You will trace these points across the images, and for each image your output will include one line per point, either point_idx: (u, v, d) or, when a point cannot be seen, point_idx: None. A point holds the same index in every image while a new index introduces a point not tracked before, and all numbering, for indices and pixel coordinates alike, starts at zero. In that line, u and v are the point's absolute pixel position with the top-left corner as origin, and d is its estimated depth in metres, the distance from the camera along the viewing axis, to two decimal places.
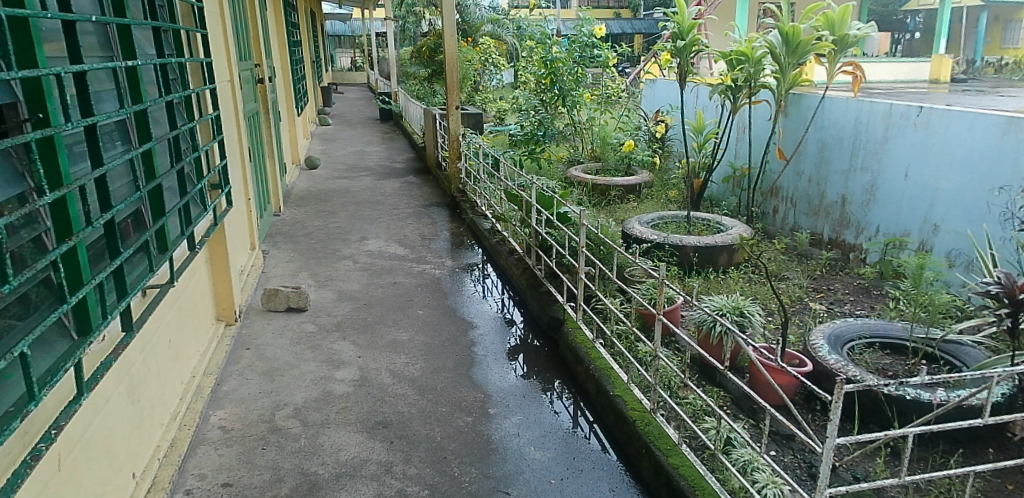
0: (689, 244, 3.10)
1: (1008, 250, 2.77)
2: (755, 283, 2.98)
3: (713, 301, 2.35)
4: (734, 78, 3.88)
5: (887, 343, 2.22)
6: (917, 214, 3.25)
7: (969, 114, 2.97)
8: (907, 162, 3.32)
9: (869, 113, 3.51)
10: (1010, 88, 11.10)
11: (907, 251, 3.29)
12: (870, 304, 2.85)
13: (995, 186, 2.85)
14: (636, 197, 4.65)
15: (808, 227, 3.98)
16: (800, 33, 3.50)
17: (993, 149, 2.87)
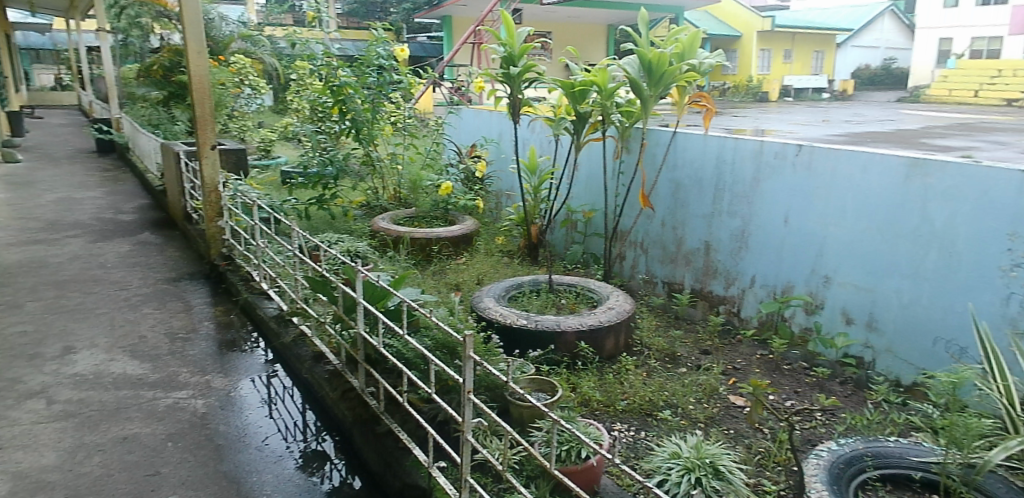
0: (570, 329, 2.44)
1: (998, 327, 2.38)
2: (659, 379, 2.41)
3: (674, 452, 1.88)
4: (579, 111, 3.39)
5: (889, 478, 2.19)
6: (803, 265, 3.01)
7: (861, 154, 2.73)
8: (785, 205, 3.04)
9: (735, 151, 3.20)
10: (734, 121, 12.43)
11: (796, 308, 3.04)
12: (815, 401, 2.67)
13: (902, 234, 2.63)
14: (465, 251, 3.82)
15: (665, 275, 3.64)
16: (663, 62, 3.12)
17: (907, 179, 2.59)
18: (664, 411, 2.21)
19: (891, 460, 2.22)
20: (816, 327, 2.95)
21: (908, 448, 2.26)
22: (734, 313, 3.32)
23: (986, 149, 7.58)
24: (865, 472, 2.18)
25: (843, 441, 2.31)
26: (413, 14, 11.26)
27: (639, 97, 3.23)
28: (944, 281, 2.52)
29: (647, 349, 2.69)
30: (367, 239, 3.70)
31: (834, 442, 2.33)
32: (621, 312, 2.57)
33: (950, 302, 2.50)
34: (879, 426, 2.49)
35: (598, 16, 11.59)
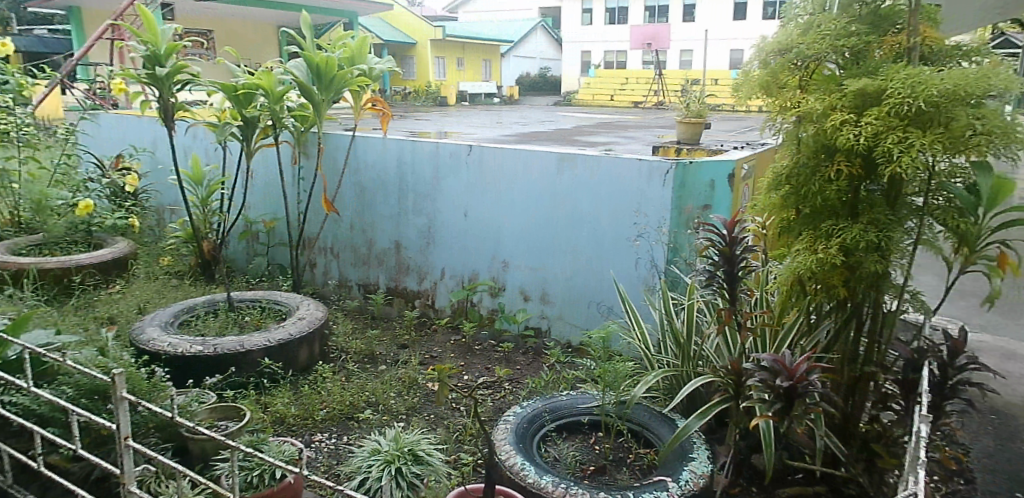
0: (257, 348, 3.09)
1: (626, 281, 3.88)
2: (325, 381, 3.16)
3: (374, 449, 2.24)
4: (245, 115, 4.12)
5: (564, 427, 2.91)
6: (488, 250, 4.42)
7: (522, 154, 4.15)
8: (462, 205, 4.48)
9: (414, 159, 4.61)
10: (413, 124, 13.06)
11: (482, 292, 4.46)
12: (489, 362, 3.98)
13: (577, 201, 4.00)
14: (115, 279, 4.39)
15: (359, 278, 5.06)
16: (328, 64, 3.99)
17: (558, 182, 4.05)
18: (365, 410, 2.91)
19: (562, 411, 2.94)
20: (501, 307, 4.38)
21: (575, 398, 3.03)
22: (429, 304, 4.74)
23: (616, 143, 9.28)
24: (544, 426, 2.84)
25: (527, 403, 2.98)
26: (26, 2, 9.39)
27: (311, 102, 4.10)
28: (577, 249, 4.05)
29: (345, 353, 3.57)
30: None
31: (521, 407, 2.96)
32: (262, 323, 3.51)
33: (598, 267, 3.98)
34: (549, 387, 3.36)
35: (263, 15, 11.10)
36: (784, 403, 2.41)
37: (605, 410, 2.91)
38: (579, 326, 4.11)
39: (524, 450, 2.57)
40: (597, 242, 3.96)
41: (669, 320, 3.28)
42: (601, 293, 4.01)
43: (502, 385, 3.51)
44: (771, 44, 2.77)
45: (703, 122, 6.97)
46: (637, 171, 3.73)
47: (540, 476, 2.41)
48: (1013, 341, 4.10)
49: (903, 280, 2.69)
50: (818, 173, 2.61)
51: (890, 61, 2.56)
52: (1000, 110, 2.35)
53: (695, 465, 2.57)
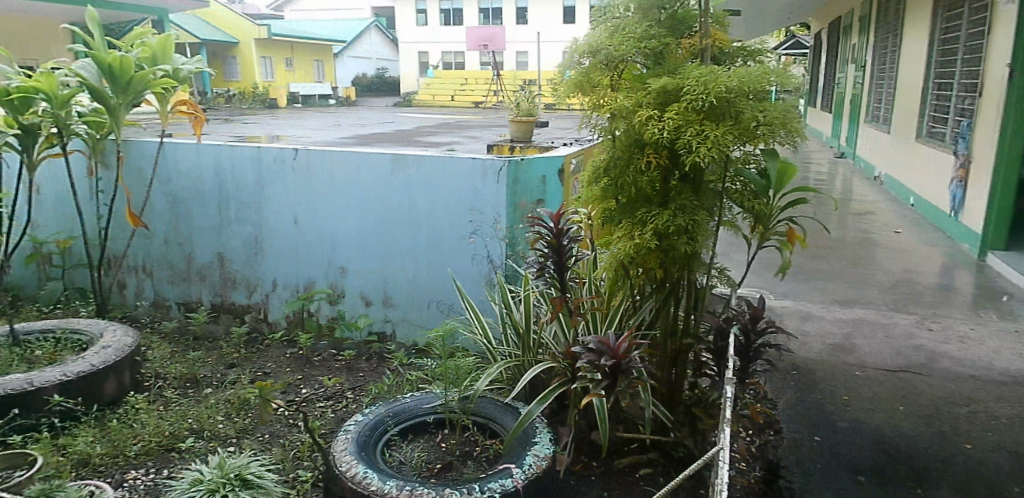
0: (48, 384, 2.86)
1: (465, 278, 3.94)
2: (140, 413, 3.06)
3: (195, 479, 2.11)
4: (22, 122, 3.67)
5: (409, 429, 2.91)
6: (324, 256, 4.27)
7: (353, 156, 4.05)
8: (292, 211, 4.29)
9: (236, 166, 4.34)
10: (245, 129, 12.37)
11: (319, 301, 4.30)
12: (328, 372, 3.86)
13: (411, 202, 3.99)
14: None
15: (178, 296, 4.73)
16: (122, 65, 3.63)
17: (392, 183, 4.01)
18: (186, 437, 2.84)
19: (404, 414, 2.93)
20: (341, 315, 4.26)
21: (419, 400, 3.03)
22: (260, 318, 4.51)
23: (458, 143, 9.38)
24: (387, 431, 2.81)
25: (369, 410, 2.93)
26: None
27: (106, 107, 3.73)
28: (415, 250, 4.04)
29: (160, 381, 3.50)
30: None
31: (364, 414, 2.91)
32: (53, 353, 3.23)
33: (437, 266, 4.01)
34: (393, 393, 3.34)
35: (57, 11, 9.95)
36: (610, 380, 2.59)
37: (448, 407, 2.94)
38: (422, 327, 4.13)
39: (367, 459, 2.52)
40: (435, 242, 3.98)
41: (507, 313, 3.37)
42: (442, 292, 4.03)
43: (344, 394, 3.49)
44: (581, 46, 2.91)
45: (533, 120, 7.26)
46: (470, 169, 3.79)
47: (384, 481, 2.39)
48: (809, 305, 4.68)
49: (711, 258, 2.98)
50: (631, 165, 2.82)
51: (686, 60, 2.85)
52: (774, 103, 2.70)
53: (538, 448, 2.66)
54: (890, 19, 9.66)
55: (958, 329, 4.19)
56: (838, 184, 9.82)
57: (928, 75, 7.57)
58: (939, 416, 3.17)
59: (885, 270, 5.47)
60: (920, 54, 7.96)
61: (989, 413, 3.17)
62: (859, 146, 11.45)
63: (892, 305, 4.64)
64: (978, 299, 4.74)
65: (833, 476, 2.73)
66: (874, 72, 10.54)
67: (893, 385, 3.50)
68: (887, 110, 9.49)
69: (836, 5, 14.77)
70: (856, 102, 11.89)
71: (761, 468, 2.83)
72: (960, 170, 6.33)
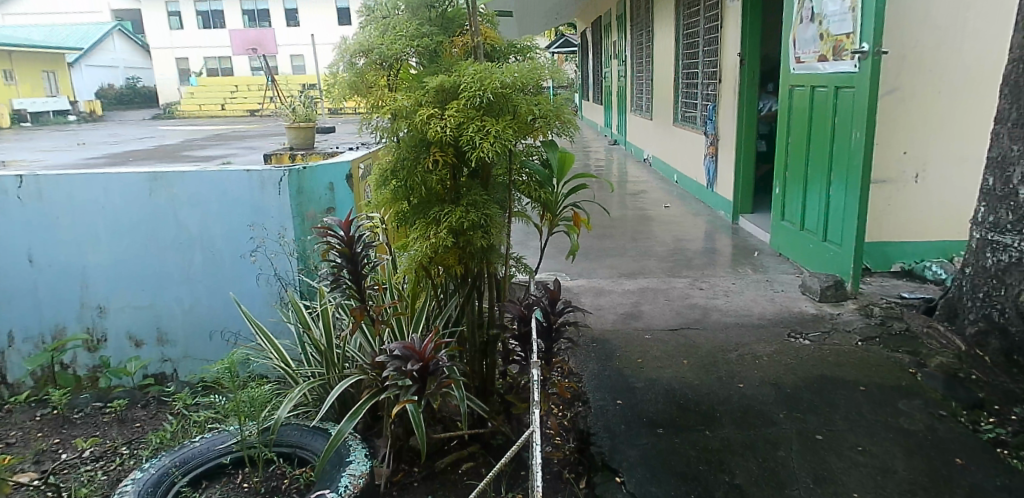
0: None
1: (252, 301, 3.64)
2: None
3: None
4: None
5: (201, 476, 2.61)
6: (73, 297, 3.69)
7: (99, 177, 3.52)
8: (25, 247, 3.64)
9: None
10: None
11: (74, 349, 3.73)
12: (95, 430, 3.35)
13: (177, 225, 3.57)
14: None
15: None
16: None
17: (153, 206, 3.55)
18: None
19: (194, 460, 2.61)
20: (105, 362, 3.72)
21: (211, 441, 2.73)
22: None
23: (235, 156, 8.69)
24: (175, 483, 2.49)
25: (150, 463, 2.58)
26: None
27: None
28: (190, 278, 3.64)
29: None
30: None
31: (141, 470, 2.55)
32: None
33: (218, 292, 3.66)
34: (179, 437, 3.06)
35: None
36: (419, 384, 2.54)
37: (245, 443, 2.68)
38: (208, 359, 3.77)
39: None
40: (213, 266, 3.62)
41: (305, 331, 3.16)
42: (227, 320, 3.70)
43: (117, 451, 3.08)
44: (351, 45, 2.79)
45: (313, 126, 6.92)
46: (246, 184, 3.50)
47: None
48: (599, 280, 5.01)
49: (507, 249, 3.05)
50: (418, 165, 2.78)
51: (460, 58, 2.88)
52: (547, 97, 2.83)
53: (352, 467, 2.54)
54: (643, 16, 10.75)
55: (722, 284, 4.76)
56: (615, 168, 10.75)
57: (678, 66, 8.55)
58: (716, 363, 3.56)
59: (661, 241, 6.07)
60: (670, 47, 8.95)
61: (753, 353, 3.63)
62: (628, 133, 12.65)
63: (668, 271, 5.15)
64: (735, 256, 5.43)
65: (636, 434, 2.94)
66: (634, 66, 11.69)
67: (677, 342, 3.86)
68: (649, 100, 10.58)
69: (596, 6, 16.12)
70: (622, 93, 13.10)
71: (574, 439, 2.95)
72: (711, 147, 7.24)
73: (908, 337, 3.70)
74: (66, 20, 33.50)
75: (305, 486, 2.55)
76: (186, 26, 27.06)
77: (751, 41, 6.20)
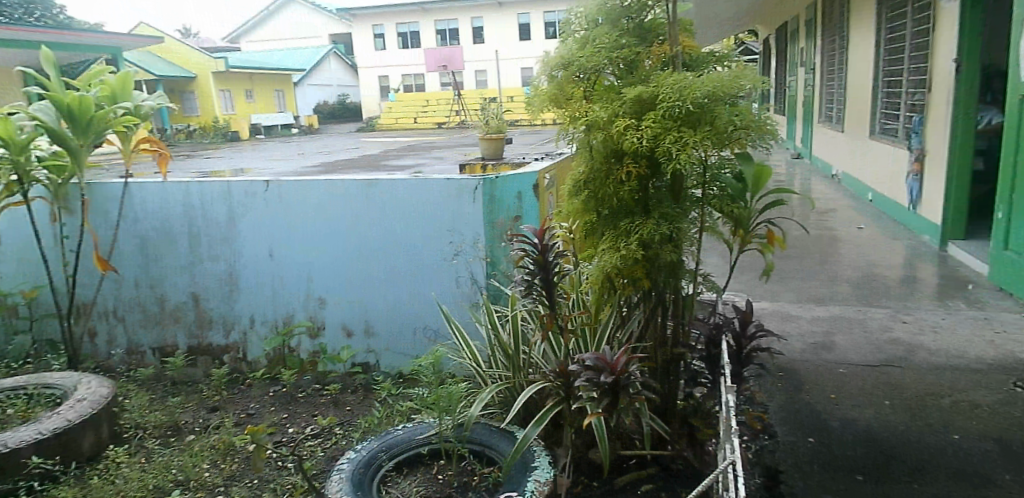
0: (26, 446, 2.76)
1: (449, 302, 3.89)
2: (118, 471, 2.90)
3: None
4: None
5: (403, 463, 2.82)
6: (303, 289, 4.16)
7: (329, 181, 3.97)
8: (267, 243, 4.16)
9: (205, 197, 4.19)
10: (194, 164, 12.42)
11: (300, 335, 4.19)
12: (315, 408, 3.78)
13: (386, 227, 3.93)
14: None
15: (153, 340, 4.46)
16: (89, 108, 3.73)
17: (368, 208, 3.94)
18: (174, 492, 2.74)
19: (398, 446, 2.84)
20: (323, 348, 4.15)
21: (412, 430, 2.95)
22: (239, 358, 4.34)
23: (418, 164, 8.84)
24: (382, 465, 2.72)
25: (361, 446, 2.84)
26: None
27: (66, 149, 3.75)
28: (395, 276, 3.99)
29: (145, 430, 3.38)
30: None
31: (354, 450, 2.81)
32: (27, 415, 3.16)
33: (418, 290, 3.96)
34: (383, 424, 3.31)
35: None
36: (609, 399, 2.52)
37: (443, 436, 2.85)
38: (395, 359, 4.11)
39: None
40: (418, 266, 3.93)
41: (495, 334, 3.31)
42: (427, 318, 3.99)
43: (332, 431, 3.43)
44: (553, 59, 2.89)
45: (503, 137, 7.22)
46: (445, 191, 3.77)
47: None
48: (786, 305, 4.66)
49: (694, 265, 2.95)
50: (611, 177, 2.78)
51: (658, 68, 2.83)
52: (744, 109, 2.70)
53: (537, 473, 2.60)
54: (836, 23, 9.95)
55: (930, 318, 4.21)
56: (799, 185, 9.82)
57: (877, 75, 7.76)
58: (925, 408, 3.15)
59: (850, 266, 5.51)
60: (870, 51, 8.10)
61: (972, 401, 3.16)
62: (816, 146, 11.58)
63: (862, 300, 4.66)
64: (943, 288, 4.79)
65: (832, 478, 2.69)
66: (825, 70, 10.75)
67: (875, 379, 3.47)
68: (839, 111, 9.70)
69: (781, 15, 14.79)
70: (811, 104, 11.92)
71: (760, 475, 2.77)
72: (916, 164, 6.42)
73: (989, 369, 3.48)
74: (293, 34, 37.39)
75: (494, 485, 2.64)
76: (388, 47, 29.58)
77: (969, 43, 5.47)
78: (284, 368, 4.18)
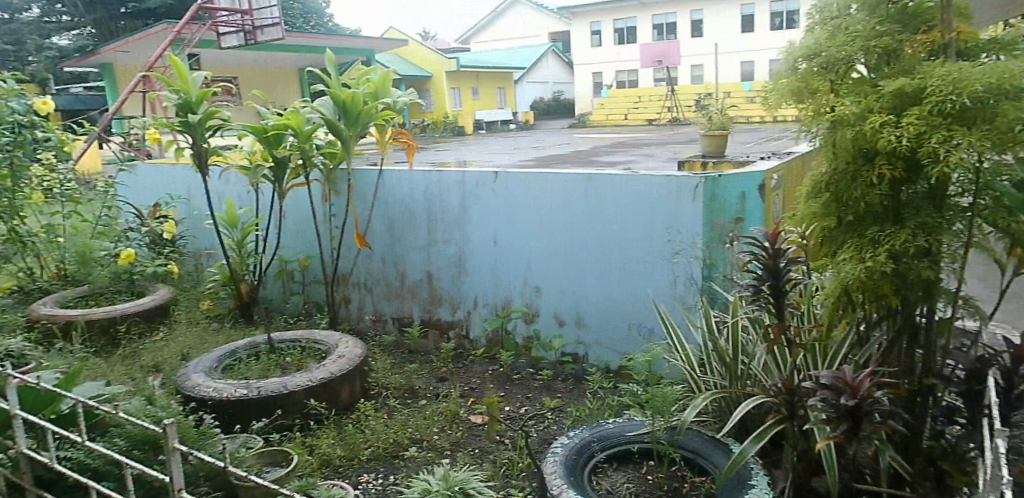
0: (299, 389, 3.26)
1: (663, 300, 3.81)
2: (365, 422, 3.31)
3: (425, 489, 2.43)
4: (284, 151, 4.41)
5: (614, 456, 2.83)
6: (522, 276, 4.36)
7: (552, 174, 4.10)
8: (493, 230, 4.43)
9: (442, 185, 4.58)
10: (427, 155, 13.63)
11: (516, 320, 4.40)
12: (528, 391, 3.95)
13: (604, 221, 3.96)
14: (162, 324, 4.73)
15: (393, 311, 5.01)
16: (358, 104, 4.29)
17: (588, 202, 4.00)
18: (409, 448, 3.06)
19: (611, 439, 2.86)
20: (537, 334, 4.31)
21: (623, 426, 2.93)
22: (463, 335, 4.69)
23: (634, 160, 8.76)
24: (594, 455, 2.76)
25: (574, 433, 2.90)
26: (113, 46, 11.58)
27: (339, 138, 4.35)
28: (610, 271, 3.99)
29: (385, 389, 3.81)
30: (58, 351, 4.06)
31: (567, 436, 2.89)
32: (300, 363, 3.74)
33: (632, 287, 3.92)
34: (592, 416, 3.37)
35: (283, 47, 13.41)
36: (846, 424, 2.28)
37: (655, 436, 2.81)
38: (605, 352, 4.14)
39: (576, 484, 2.50)
40: (633, 263, 3.90)
41: (713, 338, 3.17)
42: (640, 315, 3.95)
43: (545, 414, 3.56)
44: (798, 49, 2.64)
45: (727, 134, 6.85)
46: (666, 188, 3.69)
47: None
48: None
49: (958, 285, 2.52)
50: (858, 179, 2.48)
51: (925, 57, 2.44)
52: None
53: (755, 491, 2.44)
54: None
55: None
56: None
57: None
58: None
59: None
60: None
61: None
62: None
63: None
64: None
65: None
66: None
67: None
68: None
69: None
70: None
71: None
72: None
73: None
74: (518, 35, 39.22)
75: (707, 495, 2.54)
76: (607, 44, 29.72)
77: None
78: (502, 349, 4.42)
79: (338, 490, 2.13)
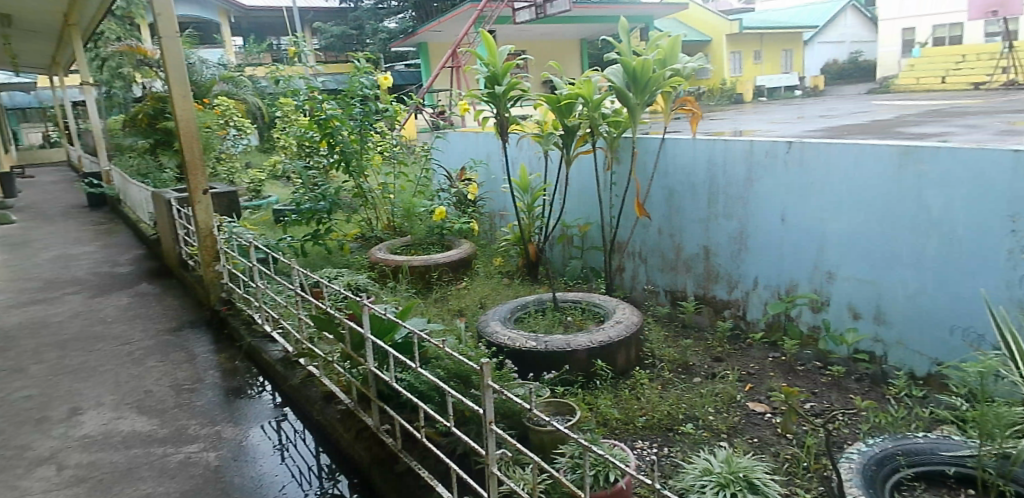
0: (581, 348, 3.47)
1: (996, 302, 3.19)
2: (640, 389, 3.40)
3: (707, 469, 2.45)
4: (575, 119, 4.63)
5: (923, 474, 2.51)
6: (812, 259, 4.00)
7: (857, 147, 3.65)
8: (781, 207, 4.13)
9: (727, 156, 4.39)
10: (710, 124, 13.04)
11: (802, 306, 4.07)
12: (815, 387, 3.67)
13: (921, 203, 3.42)
14: (465, 274, 5.38)
15: (667, 284, 5.00)
16: (647, 71, 4.31)
17: (902, 179, 3.49)
18: (685, 424, 3.07)
19: (920, 454, 2.53)
20: (825, 325, 3.94)
21: (937, 443, 2.57)
22: (740, 316, 4.50)
23: (965, 130, 7.31)
24: (898, 469, 2.48)
25: (873, 440, 2.63)
26: (431, 25, 13.12)
27: (627, 106, 4.43)
28: (924, 262, 3.45)
29: (660, 360, 3.86)
30: (386, 290, 4.88)
31: (864, 442, 2.63)
32: (582, 324, 3.96)
33: (954, 282, 3.34)
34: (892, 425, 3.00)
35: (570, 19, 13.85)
36: None
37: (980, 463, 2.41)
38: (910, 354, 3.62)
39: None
40: (956, 254, 3.32)
41: None
42: (960, 316, 3.35)
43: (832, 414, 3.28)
44: None
45: None
46: (1013, 166, 3.04)
47: None
48: None
49: None
50: None
51: None
52: None
53: None
54: None
55: None
56: None
57: None
58: None
59: None
60: None
61: None
62: None
63: None
64: None
65: None
66: None
67: None
68: None
69: None
70: None
71: None
72: None
73: None
74: None
75: None
76: None
77: None
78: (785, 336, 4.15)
79: (622, 451, 2.25)
